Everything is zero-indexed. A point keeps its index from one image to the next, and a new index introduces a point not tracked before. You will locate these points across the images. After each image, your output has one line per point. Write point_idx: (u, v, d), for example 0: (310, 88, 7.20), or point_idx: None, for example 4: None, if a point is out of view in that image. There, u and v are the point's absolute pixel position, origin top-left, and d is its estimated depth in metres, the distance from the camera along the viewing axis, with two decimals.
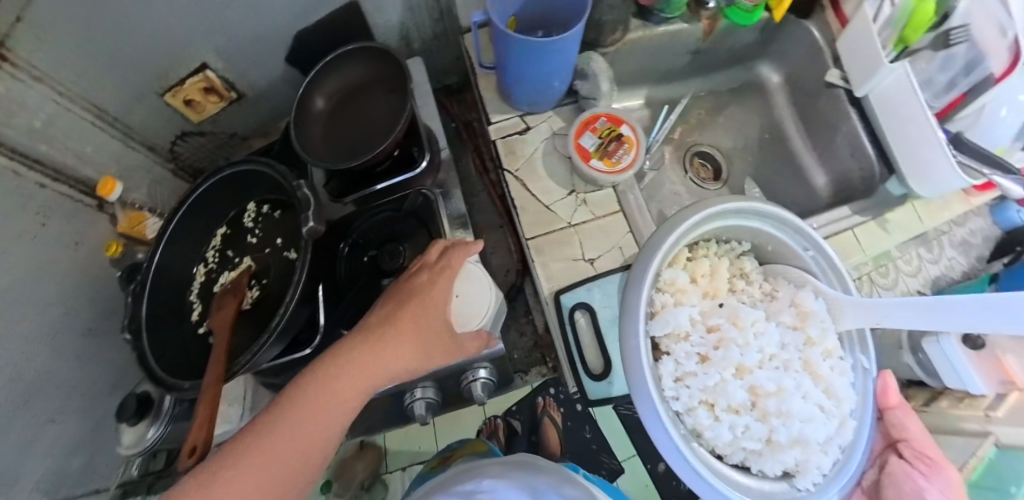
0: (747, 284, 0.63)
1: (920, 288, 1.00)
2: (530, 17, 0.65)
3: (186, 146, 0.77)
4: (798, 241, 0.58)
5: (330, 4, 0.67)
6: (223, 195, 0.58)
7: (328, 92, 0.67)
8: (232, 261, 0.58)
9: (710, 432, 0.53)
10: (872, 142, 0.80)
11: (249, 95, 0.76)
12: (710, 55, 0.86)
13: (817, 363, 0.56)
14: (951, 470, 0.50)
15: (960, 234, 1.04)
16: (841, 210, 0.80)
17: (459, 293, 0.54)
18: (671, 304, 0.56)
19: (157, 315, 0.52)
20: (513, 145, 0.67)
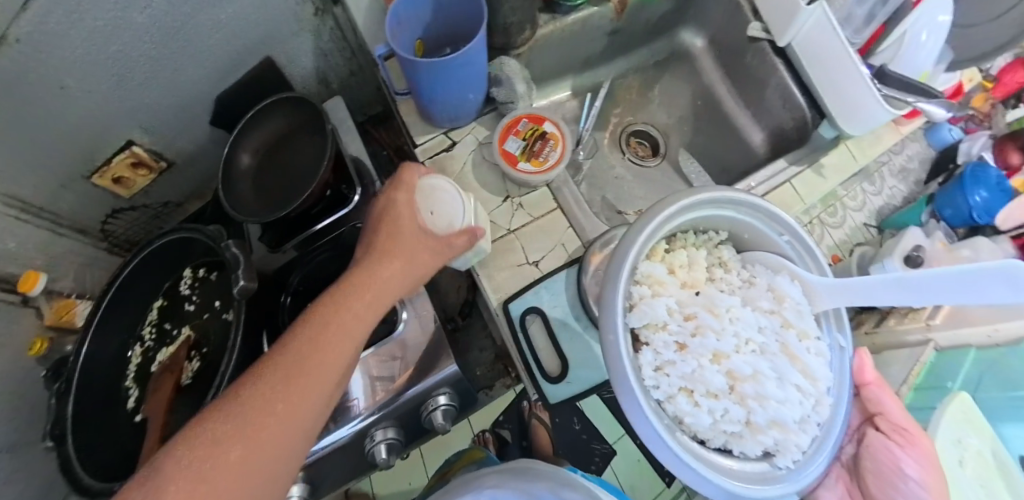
0: (725, 274, 0.58)
1: (868, 220, 1.07)
2: (436, 37, 0.68)
3: (119, 223, 0.76)
4: (772, 227, 0.55)
5: (245, 62, 0.70)
6: (153, 270, 0.58)
7: (254, 147, 0.68)
8: (170, 334, 0.59)
9: (693, 420, 0.50)
10: (802, 92, 0.82)
11: (179, 162, 0.76)
12: (627, 34, 0.86)
13: (795, 346, 0.52)
14: (924, 441, 0.54)
15: (899, 161, 1.10)
16: (778, 164, 0.82)
17: (431, 210, 0.56)
18: (649, 297, 0.52)
19: (86, 412, 0.52)
20: (443, 163, 0.68)
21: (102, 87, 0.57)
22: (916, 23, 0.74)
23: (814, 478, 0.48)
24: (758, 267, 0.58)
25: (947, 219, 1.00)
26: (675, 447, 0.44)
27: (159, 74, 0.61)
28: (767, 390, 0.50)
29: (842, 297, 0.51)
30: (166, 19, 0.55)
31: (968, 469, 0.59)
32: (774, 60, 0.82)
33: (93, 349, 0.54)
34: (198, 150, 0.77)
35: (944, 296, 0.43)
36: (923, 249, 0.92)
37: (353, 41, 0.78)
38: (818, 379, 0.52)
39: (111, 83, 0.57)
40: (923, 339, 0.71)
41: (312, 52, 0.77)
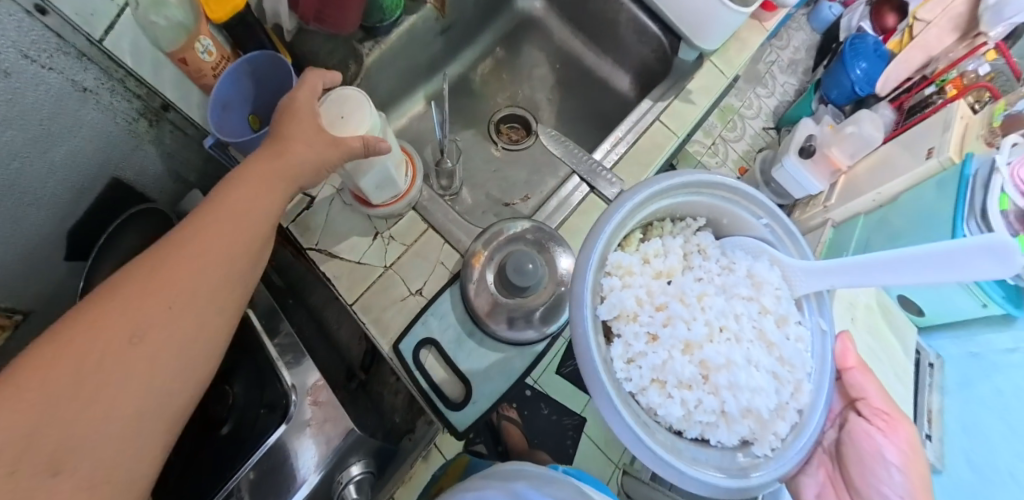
0: (703, 261, 0.52)
1: (766, 123, 1.15)
2: (266, 108, 0.71)
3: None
4: (751, 210, 0.51)
5: (91, 192, 0.67)
6: None
7: (112, 274, 0.66)
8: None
9: (663, 409, 0.46)
10: (651, 20, 0.83)
11: (35, 308, 0.69)
12: (460, 25, 0.84)
13: (771, 332, 0.49)
14: (901, 423, 0.58)
15: (786, 55, 1.18)
16: (643, 105, 0.80)
17: (343, 115, 0.52)
18: (619, 288, 0.47)
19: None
20: (305, 221, 0.64)
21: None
22: None
23: (790, 470, 0.46)
24: (738, 253, 0.52)
25: (834, 100, 1.03)
26: (662, 455, 0.41)
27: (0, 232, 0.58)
28: (740, 379, 0.47)
29: (817, 276, 0.49)
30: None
31: (859, 325, 0.69)
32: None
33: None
34: (59, 289, 0.71)
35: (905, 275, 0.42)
36: (815, 137, 0.94)
37: (197, 133, 0.76)
38: (796, 369, 0.49)
39: None
40: None
41: (159, 157, 0.75)
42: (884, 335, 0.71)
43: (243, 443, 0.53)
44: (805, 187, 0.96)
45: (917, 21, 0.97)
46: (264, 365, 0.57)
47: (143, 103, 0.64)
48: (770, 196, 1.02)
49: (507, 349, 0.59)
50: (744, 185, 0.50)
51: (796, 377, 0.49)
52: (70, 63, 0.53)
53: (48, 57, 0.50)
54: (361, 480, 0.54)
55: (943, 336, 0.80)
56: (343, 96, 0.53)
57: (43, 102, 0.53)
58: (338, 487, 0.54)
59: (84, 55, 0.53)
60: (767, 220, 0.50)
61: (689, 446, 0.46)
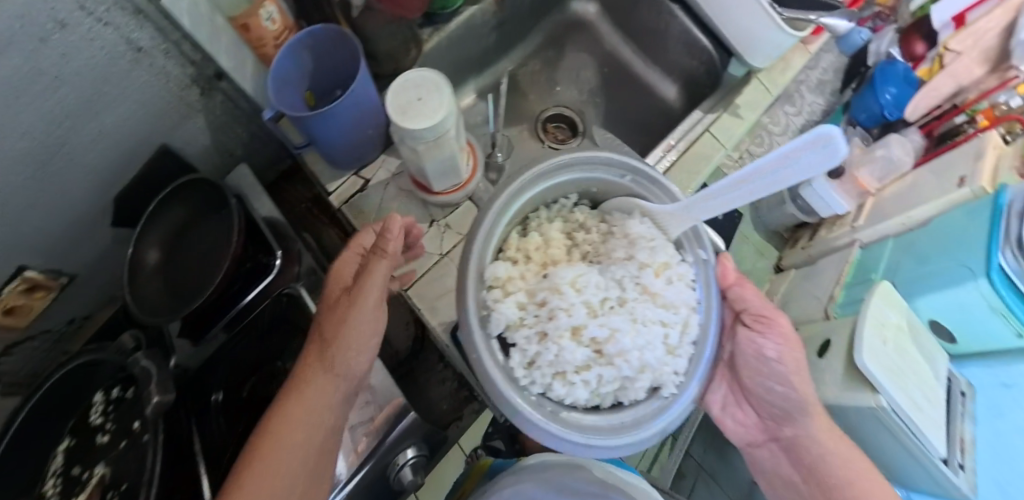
0: (586, 235, 0.57)
1: (793, 141, 1.16)
2: (320, 83, 0.70)
3: (13, 361, 0.66)
4: (613, 172, 0.55)
5: (139, 157, 0.66)
6: (55, 403, 0.48)
7: (161, 242, 0.63)
8: (78, 480, 0.44)
9: (570, 393, 0.49)
10: (702, 33, 0.86)
11: (82, 271, 0.69)
12: (516, 22, 0.85)
13: (653, 285, 0.52)
14: (779, 319, 0.59)
15: (815, 75, 1.19)
16: (694, 115, 0.83)
17: (421, 97, 0.52)
18: (500, 300, 0.50)
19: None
20: (360, 205, 0.66)
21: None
22: None
23: (695, 396, 0.50)
24: (614, 215, 0.57)
25: (862, 122, 1.08)
26: (576, 438, 0.46)
27: (42, 191, 0.56)
28: (627, 346, 0.49)
29: (699, 202, 0.48)
30: (38, 144, 0.51)
31: (890, 343, 0.66)
32: (671, 9, 0.86)
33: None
34: (104, 254, 0.71)
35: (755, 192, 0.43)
36: (845, 157, 0.97)
37: (248, 107, 0.74)
38: (678, 305, 0.52)
39: None
40: (851, 241, 0.88)
41: (206, 129, 0.72)
42: (909, 354, 0.68)
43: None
44: (831, 205, 0.94)
45: (948, 50, 1.00)
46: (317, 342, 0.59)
47: (197, 70, 0.61)
48: (797, 212, 0.98)
49: None
50: (592, 153, 0.54)
51: (681, 314, 0.52)
52: (126, 19, 0.49)
53: (104, 11, 0.46)
54: (416, 463, 0.55)
55: (974, 364, 0.76)
56: (424, 78, 0.53)
57: (94, 60, 0.49)
58: (394, 468, 0.55)
59: (139, 12, 0.49)
60: (628, 177, 0.53)
61: (597, 415, 0.49)
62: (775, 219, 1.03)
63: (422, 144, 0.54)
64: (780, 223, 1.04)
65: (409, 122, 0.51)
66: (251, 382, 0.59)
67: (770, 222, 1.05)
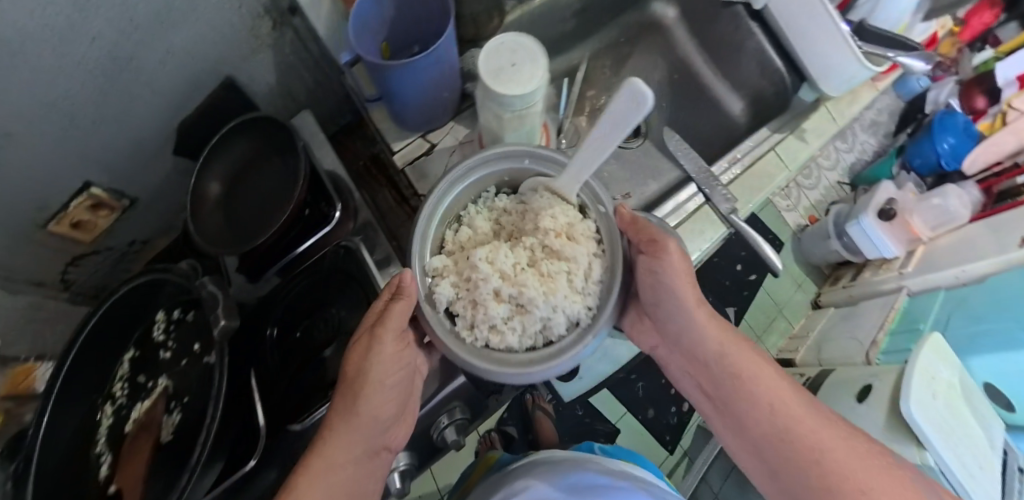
0: (505, 215, 0.49)
1: (840, 177, 1.15)
2: (398, 37, 0.62)
3: (81, 271, 0.68)
4: (510, 160, 0.48)
5: (201, 89, 0.61)
6: (120, 321, 0.54)
7: (224, 173, 0.62)
8: (145, 387, 0.55)
9: (504, 343, 0.44)
10: (779, 56, 0.86)
11: (143, 197, 0.68)
12: (597, 11, 0.85)
13: (549, 240, 0.45)
14: (668, 243, 0.47)
15: (869, 116, 1.18)
16: (763, 132, 0.86)
17: (514, 63, 0.51)
18: (437, 285, 0.45)
19: (44, 488, 0.48)
20: (423, 168, 0.65)
21: (50, 130, 0.51)
22: None
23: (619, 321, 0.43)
24: (528, 194, 0.49)
25: (917, 168, 1.05)
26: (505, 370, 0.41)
27: (110, 109, 0.54)
28: (533, 293, 0.42)
29: (580, 160, 0.43)
30: (111, 58, 0.49)
31: (940, 398, 0.65)
32: (751, 26, 0.85)
33: (62, 418, 0.51)
34: (165, 182, 0.69)
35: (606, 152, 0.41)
36: (896, 200, 0.92)
37: (317, 51, 0.65)
38: (573, 246, 0.45)
39: (54, 132, 0.51)
40: (898, 287, 0.88)
41: (272, 68, 0.66)
42: (964, 418, 0.67)
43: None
44: (879, 248, 0.92)
45: (1012, 109, 0.97)
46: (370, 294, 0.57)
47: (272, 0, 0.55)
48: (841, 250, 0.97)
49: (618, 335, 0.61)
50: (489, 149, 0.47)
51: (582, 256, 0.45)
52: None
53: None
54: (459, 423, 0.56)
55: None
56: (520, 45, 0.52)
57: None
58: (438, 427, 0.56)
59: None
60: (528, 160, 0.47)
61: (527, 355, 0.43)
62: (817, 255, 1.04)
63: (508, 112, 0.54)
64: (825, 257, 1.03)
65: (499, 86, 0.51)
66: (302, 322, 0.58)
67: (812, 257, 1.07)
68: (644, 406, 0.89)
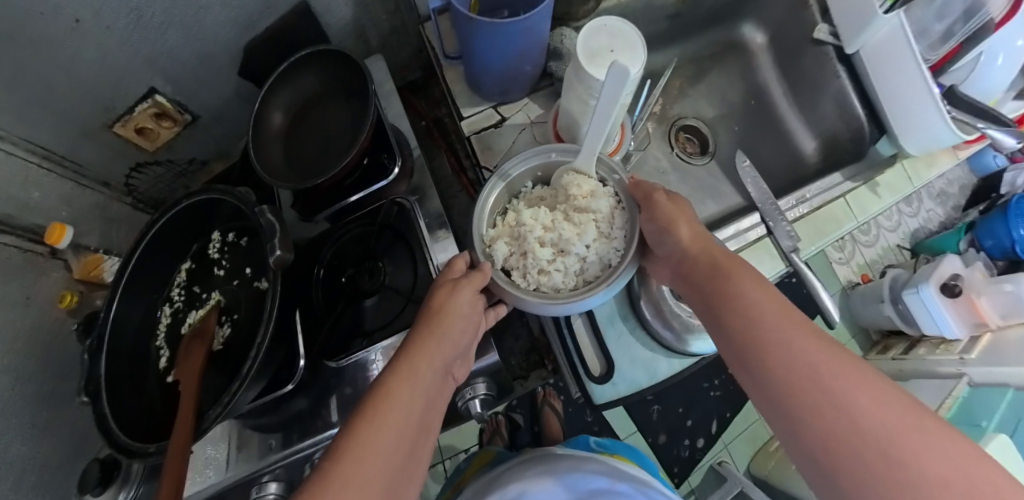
0: (537, 195, 0.52)
1: (902, 241, 1.03)
2: None
3: (142, 179, 0.68)
4: (541, 152, 0.51)
5: (274, 8, 0.54)
6: (182, 230, 0.56)
7: (286, 105, 0.57)
8: (200, 297, 0.58)
9: (550, 283, 0.48)
10: (861, 103, 0.79)
11: (205, 116, 0.65)
12: (688, 17, 0.84)
13: (573, 197, 0.49)
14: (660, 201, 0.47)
15: (939, 185, 1.05)
16: (835, 177, 0.81)
17: (612, 49, 0.48)
18: (492, 252, 0.49)
19: (116, 367, 0.51)
20: (488, 140, 0.63)
21: (119, 26, 0.47)
22: (993, 45, 0.70)
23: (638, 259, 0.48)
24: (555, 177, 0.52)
25: (987, 249, 0.93)
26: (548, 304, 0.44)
27: (184, 19, 0.50)
28: (570, 236, 0.47)
29: (593, 132, 0.45)
30: None
31: None
32: (837, 69, 0.79)
33: (128, 307, 0.54)
34: (225, 105, 0.66)
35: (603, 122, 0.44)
36: (960, 278, 0.84)
37: None
38: (595, 200, 0.49)
39: (119, 28, 0.47)
40: (957, 372, 0.82)
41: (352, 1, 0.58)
42: None
43: (395, 324, 0.55)
44: (939, 325, 0.85)
45: None
46: (415, 248, 0.57)
47: None
48: (894, 317, 0.90)
49: (655, 347, 0.61)
50: (532, 150, 0.51)
51: (605, 208, 0.49)
52: None
53: None
54: (486, 398, 0.54)
55: None
56: (621, 33, 0.49)
57: None
58: (464, 398, 0.55)
59: None
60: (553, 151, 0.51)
61: (568, 287, 0.47)
62: (868, 318, 0.97)
63: (593, 98, 0.51)
64: (870, 319, 0.97)
65: (593, 68, 0.47)
66: (349, 270, 0.57)
67: (862, 319, 1.00)
68: (656, 431, 0.86)
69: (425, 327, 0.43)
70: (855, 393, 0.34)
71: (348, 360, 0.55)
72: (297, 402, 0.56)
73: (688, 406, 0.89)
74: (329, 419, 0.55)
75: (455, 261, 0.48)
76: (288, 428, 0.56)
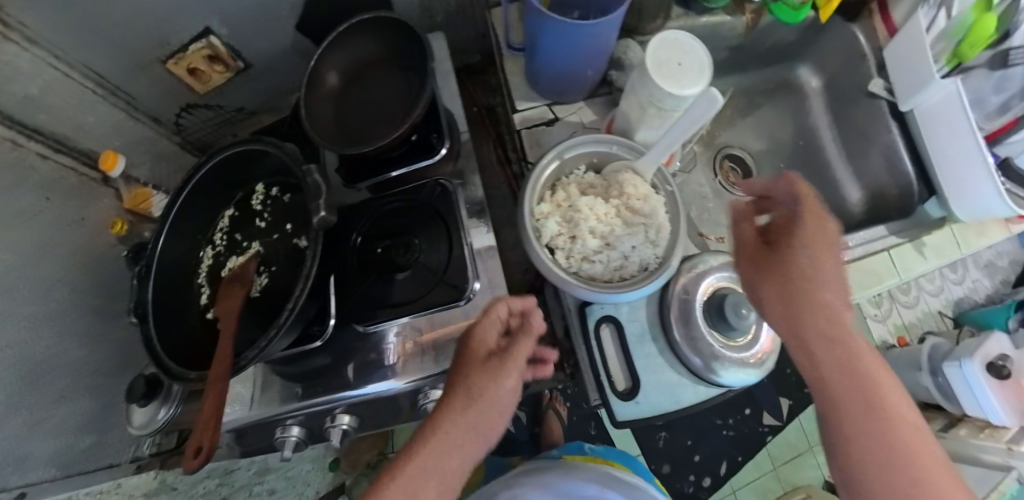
0: (590, 183, 0.51)
1: (943, 309, 0.99)
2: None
3: (190, 120, 0.72)
4: (603, 143, 0.51)
5: None
6: (225, 177, 0.56)
7: (342, 67, 0.57)
8: (240, 245, 0.57)
9: (590, 271, 0.47)
10: (911, 159, 0.76)
11: (256, 65, 0.67)
12: (748, 51, 0.84)
13: (632, 195, 0.48)
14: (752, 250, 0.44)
15: (987, 255, 1.00)
16: (878, 229, 0.77)
17: (680, 61, 0.47)
18: (541, 227, 0.47)
19: (162, 298, 0.52)
20: (538, 136, 0.63)
21: None
22: None
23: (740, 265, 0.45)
24: (611, 173, 0.51)
25: None
26: (585, 292, 0.44)
27: None
28: (619, 231, 0.47)
29: (666, 142, 0.45)
30: None
31: None
32: (888, 121, 0.78)
33: (175, 244, 0.55)
34: (277, 58, 0.68)
35: (675, 135, 0.44)
36: (1009, 358, 0.77)
37: None
38: (650, 204, 0.48)
39: None
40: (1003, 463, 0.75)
41: None
42: None
43: (426, 302, 0.50)
44: (983, 407, 0.78)
45: None
46: (449, 227, 0.52)
47: None
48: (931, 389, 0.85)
49: (682, 372, 0.54)
50: (596, 136, 0.50)
51: (658, 214, 0.48)
52: None
53: None
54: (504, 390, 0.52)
55: None
56: (688, 47, 0.48)
57: None
58: None
59: None
60: (615, 147, 0.50)
61: (607, 280, 0.47)
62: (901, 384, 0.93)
63: (654, 107, 0.49)
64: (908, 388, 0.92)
65: (660, 78, 0.46)
66: (385, 242, 0.53)
67: None
68: (660, 459, 0.90)
69: (457, 393, 0.43)
70: (912, 439, 0.38)
71: (377, 327, 0.51)
72: (319, 358, 0.54)
73: (698, 441, 0.91)
74: (348, 379, 0.53)
75: (486, 325, 0.46)
76: (310, 381, 0.54)
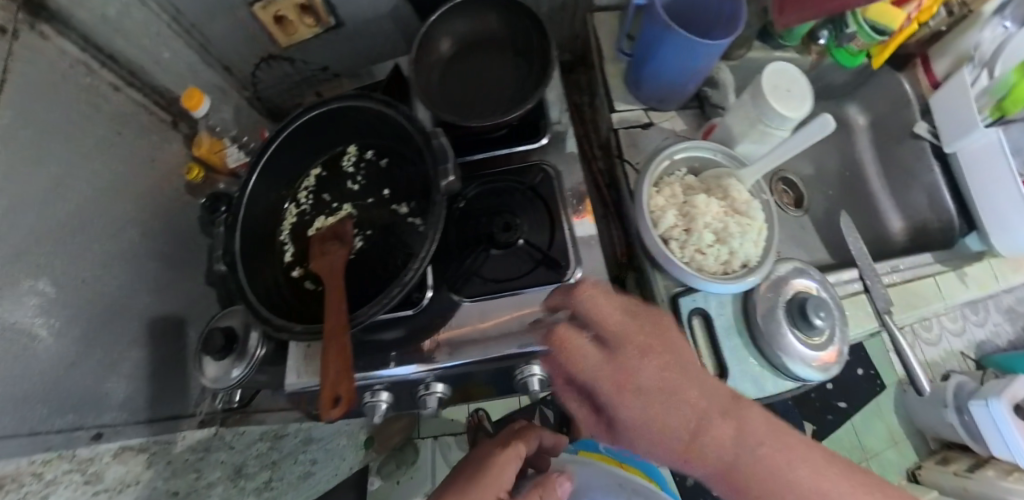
0: (694, 184, 0.54)
1: (965, 350, 1.00)
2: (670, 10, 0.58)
3: (265, 75, 0.72)
4: (708, 149, 0.54)
5: None
6: (318, 132, 0.56)
7: (453, 40, 0.58)
8: (328, 206, 0.56)
9: (700, 264, 0.49)
10: (952, 196, 0.79)
11: (349, 25, 0.66)
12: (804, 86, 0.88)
13: (739, 197, 0.51)
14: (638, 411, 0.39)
15: (1008, 300, 1.03)
16: (926, 258, 0.80)
17: (788, 89, 0.49)
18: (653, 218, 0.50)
19: (250, 248, 0.51)
20: (636, 138, 0.63)
21: None
22: None
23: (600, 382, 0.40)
24: (713, 176, 0.54)
25: None
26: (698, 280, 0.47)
27: None
28: (733, 228, 0.49)
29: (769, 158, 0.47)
30: None
31: None
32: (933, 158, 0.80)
33: (261, 197, 0.54)
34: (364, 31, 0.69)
35: (785, 151, 0.46)
36: None
37: None
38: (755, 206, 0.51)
39: None
40: None
41: None
42: None
43: (524, 279, 0.50)
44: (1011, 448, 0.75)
45: None
46: (548, 208, 0.53)
47: None
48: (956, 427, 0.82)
49: (762, 363, 0.55)
50: (702, 145, 0.54)
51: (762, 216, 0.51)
52: None
53: None
54: None
55: None
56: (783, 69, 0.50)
57: None
58: None
59: None
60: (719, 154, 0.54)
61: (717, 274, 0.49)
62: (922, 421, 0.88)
63: (760, 126, 0.51)
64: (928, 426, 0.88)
65: (772, 101, 0.48)
66: (487, 214, 0.53)
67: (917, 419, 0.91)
68: None
69: None
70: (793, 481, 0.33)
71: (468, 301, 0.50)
72: (392, 331, 0.50)
73: None
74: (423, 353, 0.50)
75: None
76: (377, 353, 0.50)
